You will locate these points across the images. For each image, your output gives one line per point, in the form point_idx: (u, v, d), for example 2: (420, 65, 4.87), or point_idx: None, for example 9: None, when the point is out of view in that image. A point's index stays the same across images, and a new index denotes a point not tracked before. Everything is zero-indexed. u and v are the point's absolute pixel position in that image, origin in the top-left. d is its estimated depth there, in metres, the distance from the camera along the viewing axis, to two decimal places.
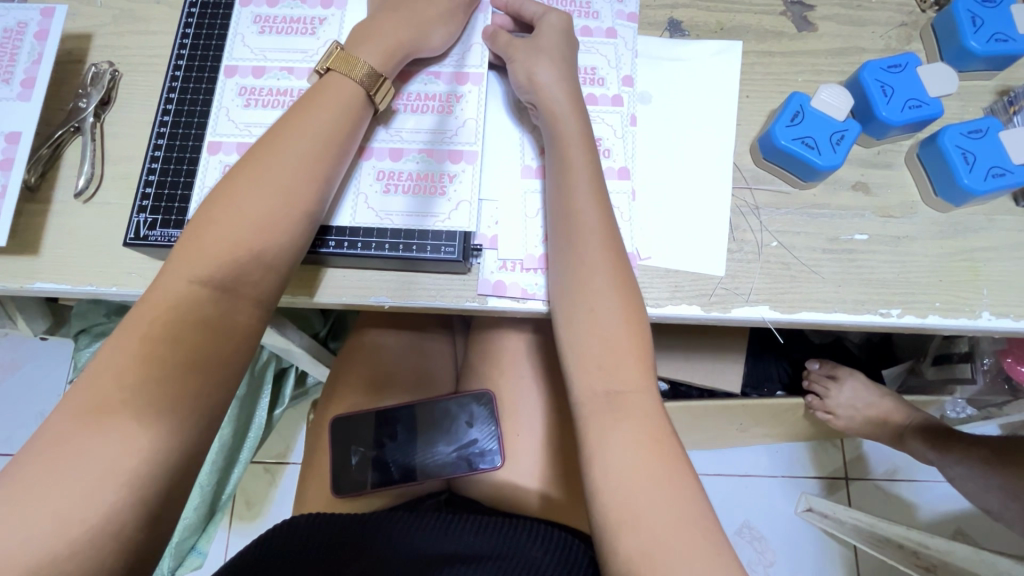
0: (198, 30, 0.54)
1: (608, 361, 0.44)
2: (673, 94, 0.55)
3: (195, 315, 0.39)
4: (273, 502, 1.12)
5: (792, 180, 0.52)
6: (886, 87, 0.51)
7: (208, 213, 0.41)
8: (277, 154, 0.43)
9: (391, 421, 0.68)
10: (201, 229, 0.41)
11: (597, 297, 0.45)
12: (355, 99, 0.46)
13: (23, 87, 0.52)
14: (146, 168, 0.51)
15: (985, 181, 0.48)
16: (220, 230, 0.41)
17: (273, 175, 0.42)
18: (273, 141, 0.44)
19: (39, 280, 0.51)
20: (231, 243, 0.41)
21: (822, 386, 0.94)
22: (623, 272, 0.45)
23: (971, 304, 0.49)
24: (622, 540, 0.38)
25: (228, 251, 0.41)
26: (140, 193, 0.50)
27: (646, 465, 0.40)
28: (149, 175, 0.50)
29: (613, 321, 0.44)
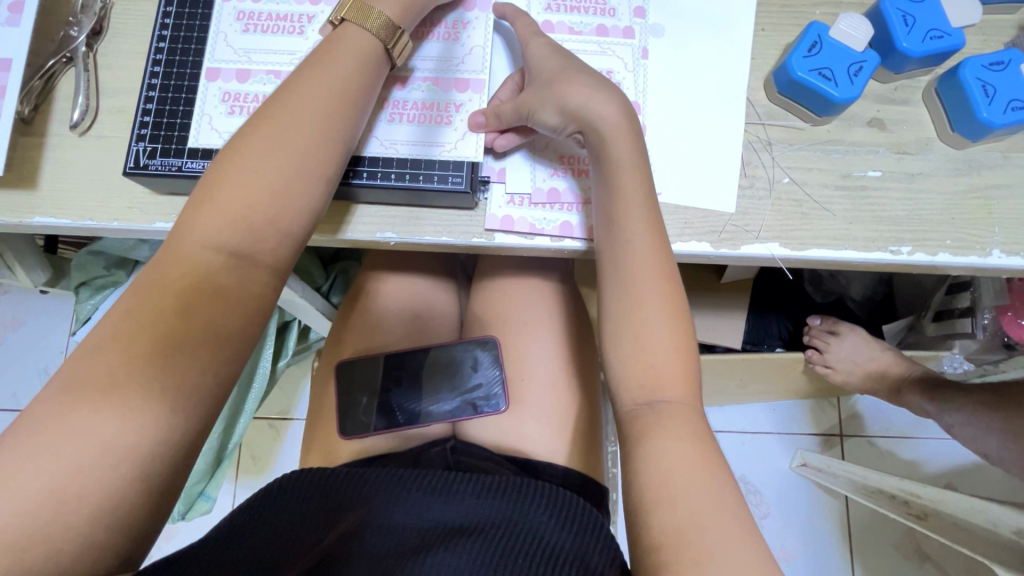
0: None
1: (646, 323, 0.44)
2: (686, 27, 0.53)
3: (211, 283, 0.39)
4: (278, 455, 1.14)
5: (806, 115, 0.51)
6: (908, 17, 0.49)
7: (221, 180, 0.40)
8: (291, 117, 0.41)
9: (396, 365, 0.68)
10: (214, 189, 0.40)
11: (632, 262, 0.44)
12: (369, 54, 0.44)
13: (10, 12, 0.50)
14: (144, 97, 0.49)
15: (1004, 114, 0.47)
16: (244, 185, 0.40)
17: (288, 136, 0.41)
18: (286, 101, 0.42)
19: (37, 214, 0.50)
20: (247, 213, 0.40)
21: (822, 341, 0.95)
22: (661, 249, 0.45)
23: (982, 242, 0.49)
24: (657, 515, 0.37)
25: (249, 203, 0.40)
26: (138, 122, 0.49)
27: (685, 448, 0.39)
28: (147, 103, 0.49)
29: (654, 306, 0.43)
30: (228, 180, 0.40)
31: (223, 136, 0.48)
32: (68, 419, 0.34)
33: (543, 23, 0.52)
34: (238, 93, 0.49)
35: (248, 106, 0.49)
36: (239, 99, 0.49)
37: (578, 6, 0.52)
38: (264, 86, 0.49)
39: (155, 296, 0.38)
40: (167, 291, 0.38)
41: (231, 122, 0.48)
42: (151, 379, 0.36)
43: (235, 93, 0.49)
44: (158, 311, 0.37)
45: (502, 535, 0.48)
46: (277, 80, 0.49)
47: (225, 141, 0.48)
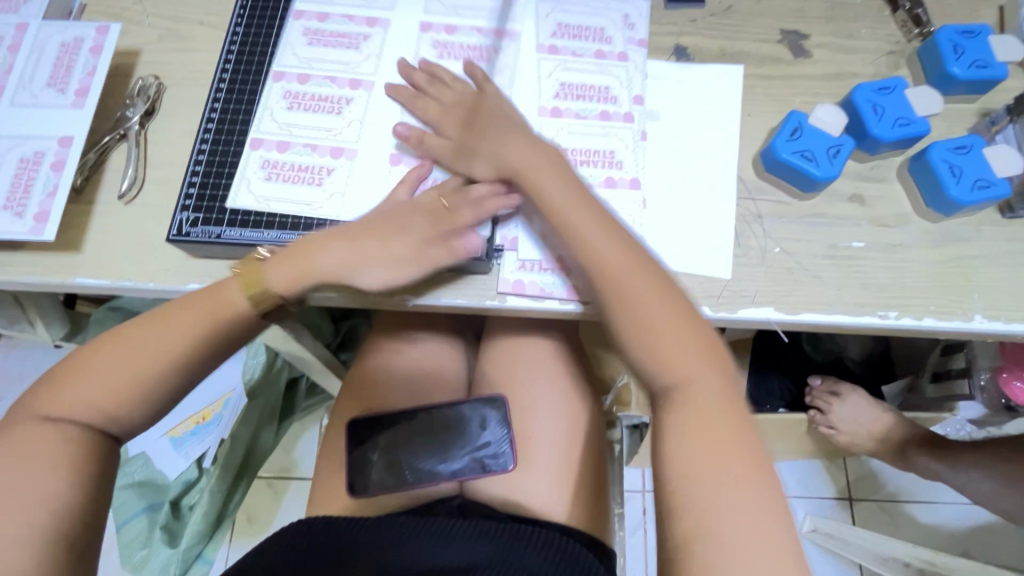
0: (242, 50, 0.59)
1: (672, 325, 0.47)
2: (680, 112, 0.59)
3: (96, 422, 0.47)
4: (277, 516, 1.12)
5: (792, 191, 0.56)
6: (877, 106, 0.55)
7: (96, 350, 0.49)
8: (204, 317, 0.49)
9: (401, 426, 0.69)
10: (78, 364, 0.49)
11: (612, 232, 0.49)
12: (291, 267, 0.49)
13: (76, 96, 0.56)
14: (190, 171, 0.55)
15: (971, 193, 0.52)
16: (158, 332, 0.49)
17: (146, 332, 0.49)
18: (165, 317, 0.49)
19: (79, 275, 0.54)
20: (103, 386, 0.48)
21: (825, 401, 0.97)
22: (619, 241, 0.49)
23: (964, 308, 0.52)
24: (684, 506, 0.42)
25: (78, 395, 0.47)
26: (183, 193, 0.54)
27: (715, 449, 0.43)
28: (193, 176, 0.54)
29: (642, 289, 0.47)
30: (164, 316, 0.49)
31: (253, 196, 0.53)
32: None
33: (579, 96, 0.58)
34: (277, 162, 0.54)
35: (283, 176, 0.54)
36: (276, 167, 0.54)
37: (584, 94, 0.59)
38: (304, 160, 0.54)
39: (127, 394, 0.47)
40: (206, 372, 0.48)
41: (265, 186, 0.54)
42: None
43: (276, 162, 0.54)
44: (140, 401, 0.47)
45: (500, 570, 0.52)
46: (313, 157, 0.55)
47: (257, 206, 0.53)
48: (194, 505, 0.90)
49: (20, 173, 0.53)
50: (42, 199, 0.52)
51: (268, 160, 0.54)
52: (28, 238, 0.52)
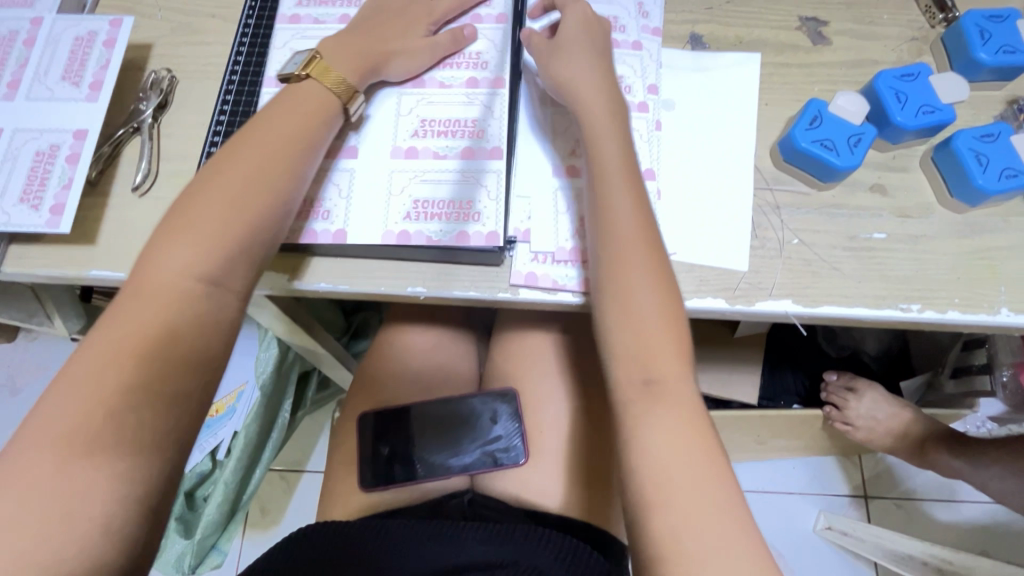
0: (250, 49, 0.61)
1: (673, 457, 0.42)
2: (695, 101, 0.58)
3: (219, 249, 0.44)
4: (290, 508, 1.13)
5: (812, 181, 0.54)
6: (900, 94, 0.54)
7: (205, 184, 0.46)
8: (312, 95, 0.51)
9: (415, 418, 0.70)
10: (192, 198, 0.46)
11: (657, 355, 0.46)
12: (318, 102, 0.51)
13: (90, 89, 0.56)
14: (229, 71, 0.60)
15: (998, 182, 0.51)
16: (250, 148, 0.48)
17: (277, 142, 0.48)
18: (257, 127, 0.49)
19: (96, 268, 0.54)
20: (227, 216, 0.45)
21: (840, 397, 0.95)
22: (659, 260, 0.48)
23: (990, 300, 0.51)
24: (656, 521, 0.41)
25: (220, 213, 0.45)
26: (227, 80, 0.60)
27: (679, 464, 0.42)
28: (231, 75, 0.60)
29: (651, 311, 0.47)
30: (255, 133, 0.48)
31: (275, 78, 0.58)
32: None
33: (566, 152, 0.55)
34: (451, 70, 0.58)
35: (432, 78, 0.57)
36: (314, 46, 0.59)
37: None
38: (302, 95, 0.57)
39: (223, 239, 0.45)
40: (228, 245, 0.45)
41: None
42: None
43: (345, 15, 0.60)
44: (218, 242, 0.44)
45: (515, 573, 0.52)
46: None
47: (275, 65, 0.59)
48: (208, 496, 0.92)
49: (35, 165, 0.53)
50: (57, 191, 0.52)
51: (480, 53, 0.58)
52: (44, 230, 0.52)
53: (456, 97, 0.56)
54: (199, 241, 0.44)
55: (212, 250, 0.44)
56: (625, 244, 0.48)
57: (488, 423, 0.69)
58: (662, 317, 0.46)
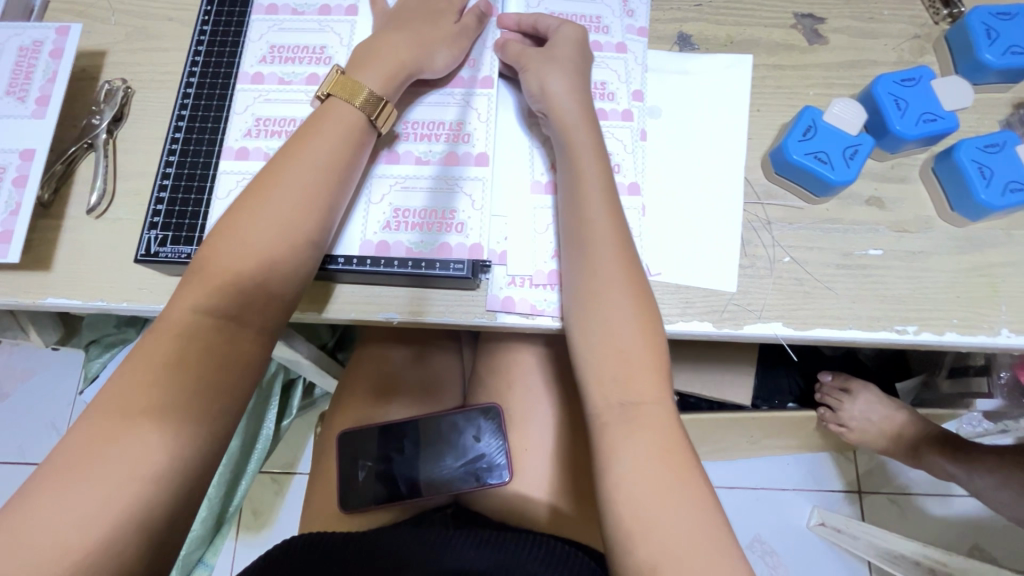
0: (210, 48, 0.54)
1: (650, 500, 0.39)
2: (683, 108, 0.55)
3: (250, 292, 0.42)
4: (281, 512, 1.12)
5: (805, 195, 0.51)
6: (900, 101, 0.50)
7: (239, 218, 0.42)
8: (346, 117, 0.47)
9: (397, 434, 0.68)
10: (227, 232, 0.42)
11: (634, 381, 0.43)
12: (354, 126, 0.47)
13: (37, 104, 0.52)
14: (187, 71, 0.53)
15: (1001, 197, 0.48)
16: (287, 179, 0.44)
17: (316, 172, 0.44)
18: (295, 150, 0.45)
19: (51, 295, 0.52)
20: (261, 256, 0.42)
21: (835, 399, 0.93)
22: (639, 281, 0.46)
23: (990, 321, 0.48)
24: (636, 554, 0.38)
25: (255, 251, 0.42)
26: (183, 83, 0.53)
27: (659, 495, 0.39)
28: (190, 75, 0.53)
29: (630, 335, 0.44)
30: (295, 161, 0.44)
31: (256, 88, 0.52)
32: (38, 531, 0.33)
33: (549, 165, 0.52)
34: None
35: None
36: (282, 50, 0.53)
37: None
38: (290, 109, 0.52)
39: (255, 284, 0.42)
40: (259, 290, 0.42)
41: (356, 42, 0.53)
42: (142, 474, 0.35)
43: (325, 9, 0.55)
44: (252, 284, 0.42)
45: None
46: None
47: (253, 70, 0.53)
48: None
49: None
50: (5, 217, 0.50)
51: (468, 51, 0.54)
52: None
53: (439, 97, 0.53)
54: (231, 283, 0.41)
55: (240, 293, 0.41)
56: (601, 261, 0.45)
57: (471, 440, 0.66)
58: (641, 339, 0.44)
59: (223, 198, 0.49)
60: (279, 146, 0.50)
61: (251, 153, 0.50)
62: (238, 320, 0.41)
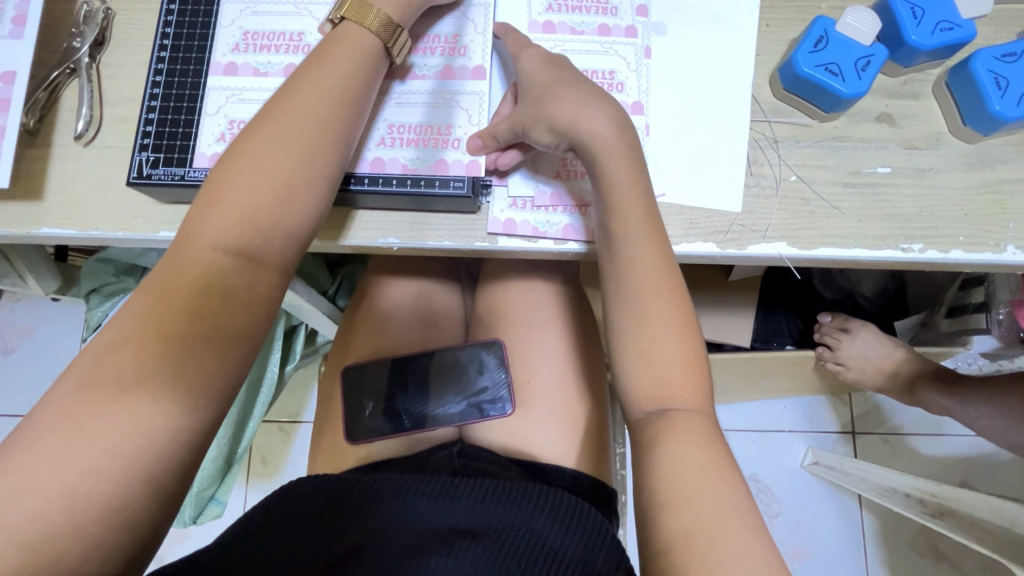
0: None
1: (674, 443, 0.39)
2: (689, 24, 0.52)
3: (263, 226, 0.39)
4: (288, 458, 1.15)
5: (814, 111, 0.50)
6: (917, 9, 0.48)
7: (249, 148, 0.40)
8: (360, 43, 0.44)
9: (400, 369, 0.68)
10: (236, 162, 0.40)
11: (652, 319, 0.43)
12: (369, 53, 0.44)
13: (13, 25, 0.50)
14: None
15: (1016, 107, 0.46)
16: (301, 109, 0.41)
17: (329, 101, 0.42)
18: (309, 79, 0.42)
19: (45, 225, 0.51)
20: (273, 187, 0.40)
21: (833, 338, 0.94)
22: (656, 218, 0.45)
23: (996, 238, 0.48)
24: (658, 500, 0.37)
25: (268, 182, 0.40)
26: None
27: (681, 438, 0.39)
28: None
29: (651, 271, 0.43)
30: (308, 90, 0.42)
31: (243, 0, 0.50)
32: (50, 432, 0.33)
33: None
34: None
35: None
36: None
37: (580, 5, 0.52)
38: (279, 22, 0.49)
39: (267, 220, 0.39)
40: (273, 227, 0.40)
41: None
42: (147, 386, 0.35)
43: None
44: (263, 220, 0.39)
45: (508, 542, 0.48)
46: (259, 86, 0.48)
47: None
48: None
49: None
50: None
51: None
52: None
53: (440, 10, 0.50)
54: (241, 216, 0.39)
55: (252, 225, 0.39)
56: (622, 195, 0.44)
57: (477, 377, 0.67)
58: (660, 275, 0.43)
59: (213, 114, 0.48)
60: (270, 62, 0.49)
61: (241, 68, 0.49)
62: (255, 256, 0.39)
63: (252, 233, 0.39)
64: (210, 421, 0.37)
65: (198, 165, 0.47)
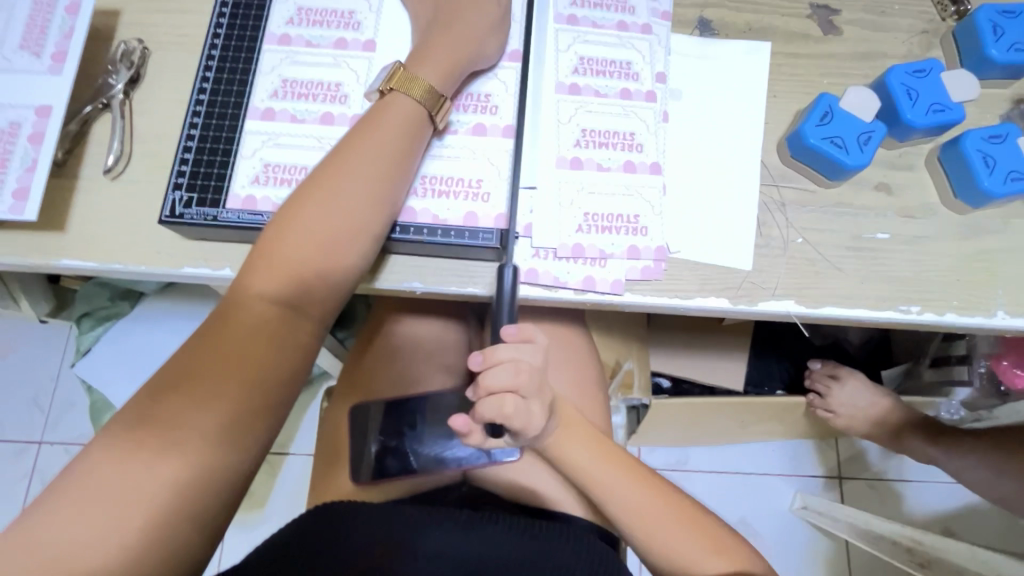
0: (235, 10, 0.53)
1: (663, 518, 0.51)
2: (702, 93, 0.56)
3: (314, 284, 0.42)
4: (274, 493, 1.11)
5: (818, 178, 0.53)
6: (911, 91, 0.52)
7: (302, 210, 0.42)
8: (407, 111, 0.47)
9: (408, 409, 0.68)
10: (289, 224, 0.42)
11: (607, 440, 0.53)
12: (415, 118, 0.47)
13: (53, 60, 0.52)
14: (211, 32, 0.52)
15: (1004, 184, 0.51)
16: (352, 172, 0.44)
17: (378, 166, 0.45)
18: (359, 143, 0.45)
19: (65, 257, 0.50)
20: (325, 248, 0.42)
21: (824, 385, 0.96)
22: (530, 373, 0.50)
23: (987, 303, 0.51)
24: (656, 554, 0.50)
25: (319, 244, 0.42)
26: (208, 45, 0.51)
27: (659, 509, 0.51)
28: (215, 36, 0.52)
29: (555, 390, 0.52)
30: (359, 154, 0.45)
31: (283, 49, 0.52)
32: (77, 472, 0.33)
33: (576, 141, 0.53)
34: None
35: None
36: (310, 14, 0.53)
37: (604, 70, 0.55)
38: (319, 72, 0.51)
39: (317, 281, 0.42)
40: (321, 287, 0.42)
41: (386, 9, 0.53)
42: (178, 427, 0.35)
43: None
44: (313, 280, 0.42)
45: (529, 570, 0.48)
46: (295, 133, 0.50)
47: (280, 31, 0.52)
48: None
49: None
50: (20, 173, 0.49)
51: None
52: (7, 216, 0.48)
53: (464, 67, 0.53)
54: (294, 274, 0.41)
55: (302, 283, 0.42)
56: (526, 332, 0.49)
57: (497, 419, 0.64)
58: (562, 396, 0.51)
59: (248, 157, 0.49)
60: (307, 110, 0.50)
61: (278, 114, 0.50)
62: (299, 308, 0.41)
63: (303, 293, 0.42)
64: (239, 462, 0.38)
65: (232, 209, 0.48)
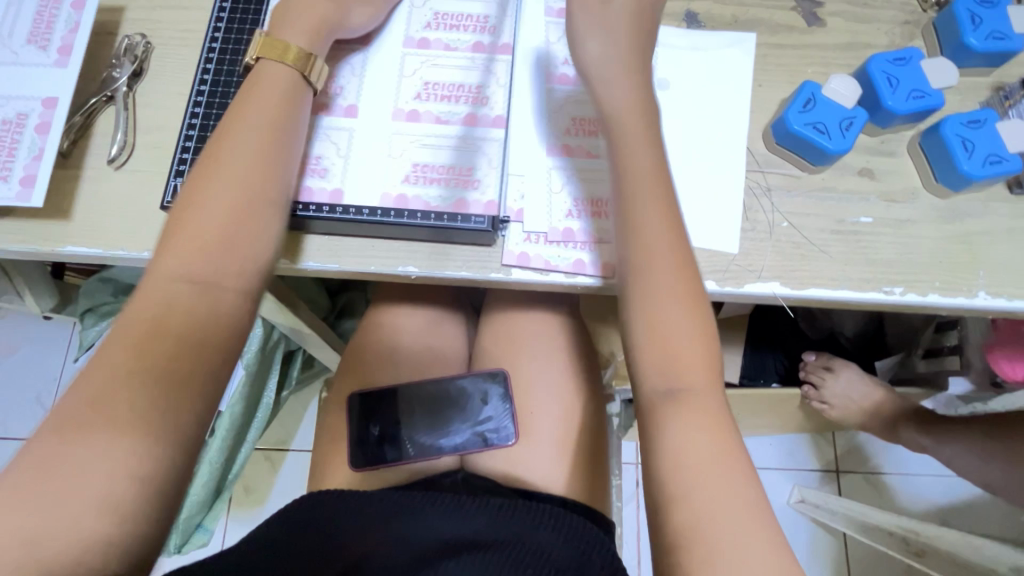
0: (229, 24, 0.56)
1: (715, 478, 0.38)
2: (688, 84, 0.57)
3: (219, 255, 0.40)
4: (275, 487, 1.13)
5: (803, 164, 0.55)
6: (893, 78, 0.54)
7: (198, 188, 0.42)
8: (282, 78, 0.46)
9: (405, 397, 0.69)
10: (188, 203, 0.41)
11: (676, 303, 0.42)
12: (288, 84, 0.46)
13: (59, 54, 0.53)
14: (206, 47, 0.56)
15: (983, 167, 0.52)
16: (235, 142, 0.43)
17: (253, 132, 0.44)
18: (235, 113, 0.44)
19: (69, 244, 0.52)
20: (227, 219, 0.41)
21: (818, 377, 0.97)
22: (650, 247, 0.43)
23: (968, 284, 0.52)
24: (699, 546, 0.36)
25: (218, 216, 0.41)
26: (203, 60, 0.55)
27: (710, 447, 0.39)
28: (210, 51, 0.56)
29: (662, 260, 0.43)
30: (240, 123, 0.44)
31: None
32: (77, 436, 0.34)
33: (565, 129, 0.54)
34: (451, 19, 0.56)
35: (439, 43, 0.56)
36: None
37: None
38: None
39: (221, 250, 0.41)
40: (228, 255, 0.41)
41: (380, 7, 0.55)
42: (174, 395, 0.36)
43: None
44: (215, 248, 0.40)
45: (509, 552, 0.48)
46: None
47: None
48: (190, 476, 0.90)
49: (3, 135, 0.52)
50: (27, 162, 0.51)
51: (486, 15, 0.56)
52: (14, 203, 0.50)
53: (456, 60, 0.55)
54: (201, 248, 0.40)
55: (204, 256, 0.40)
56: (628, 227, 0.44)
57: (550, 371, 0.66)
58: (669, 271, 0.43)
59: None
60: None
61: None
62: (209, 282, 0.40)
63: (207, 267, 0.40)
64: None
65: None
